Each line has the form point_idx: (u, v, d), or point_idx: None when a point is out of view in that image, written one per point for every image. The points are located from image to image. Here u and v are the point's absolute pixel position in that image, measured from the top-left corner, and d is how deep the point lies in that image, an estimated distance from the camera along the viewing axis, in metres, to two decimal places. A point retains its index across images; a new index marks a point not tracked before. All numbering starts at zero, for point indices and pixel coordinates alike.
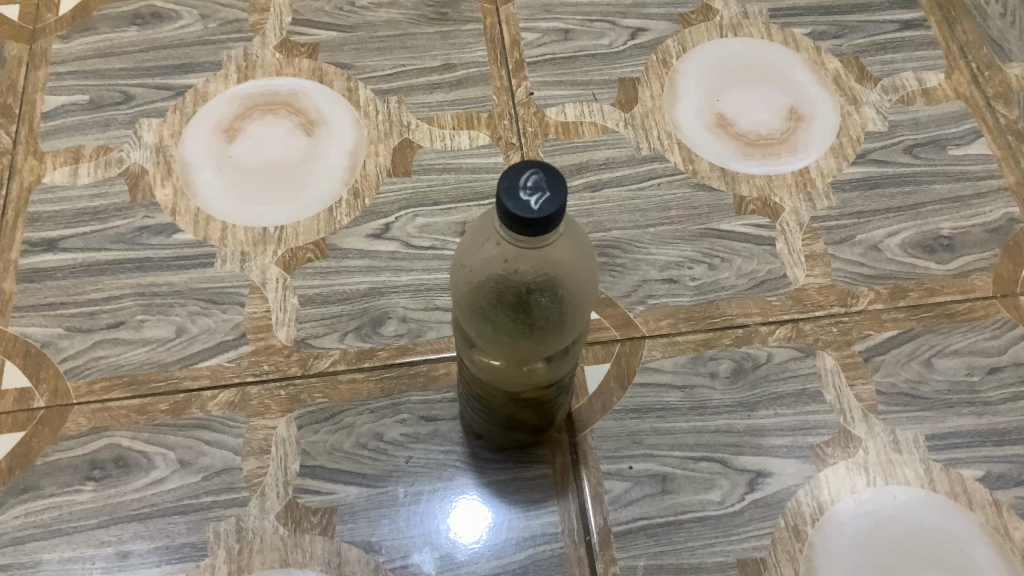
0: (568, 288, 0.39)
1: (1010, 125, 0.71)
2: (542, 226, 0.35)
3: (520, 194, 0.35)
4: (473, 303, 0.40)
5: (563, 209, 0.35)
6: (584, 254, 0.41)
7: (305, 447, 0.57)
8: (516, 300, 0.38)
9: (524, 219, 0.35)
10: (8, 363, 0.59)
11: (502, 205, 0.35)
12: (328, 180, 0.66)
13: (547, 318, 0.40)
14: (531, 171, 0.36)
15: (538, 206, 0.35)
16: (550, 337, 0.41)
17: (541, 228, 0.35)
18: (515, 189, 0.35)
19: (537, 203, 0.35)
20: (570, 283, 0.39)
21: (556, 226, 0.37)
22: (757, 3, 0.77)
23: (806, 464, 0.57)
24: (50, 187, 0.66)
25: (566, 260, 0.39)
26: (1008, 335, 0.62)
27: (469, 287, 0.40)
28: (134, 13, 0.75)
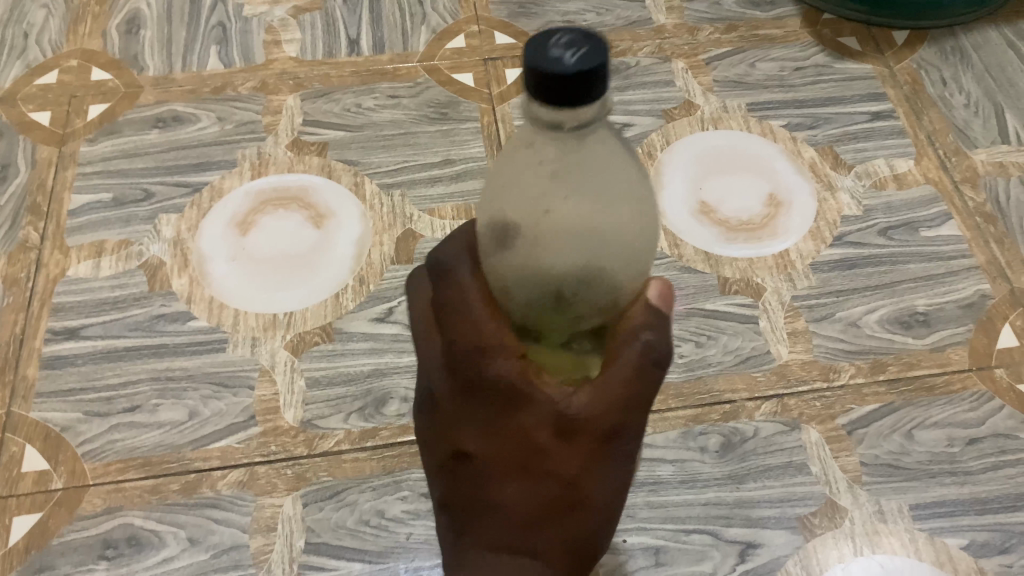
0: (610, 256, 0.33)
1: (978, 207, 0.75)
2: (577, 87, 0.28)
3: (552, 48, 0.28)
4: (503, 277, 0.35)
5: (603, 71, 0.29)
6: (629, 176, 0.33)
7: (310, 524, 0.59)
8: (545, 283, 0.34)
9: (556, 78, 0.28)
10: (29, 447, 0.62)
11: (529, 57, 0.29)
12: (336, 268, 0.70)
13: (586, 299, 0.35)
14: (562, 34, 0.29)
15: (573, 60, 0.28)
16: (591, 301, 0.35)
17: (581, 94, 0.29)
18: (545, 44, 0.29)
19: (570, 58, 0.28)
20: (613, 251, 0.33)
21: (596, 102, 0.30)
22: (736, 98, 0.83)
23: (795, 535, 0.59)
24: (74, 278, 0.70)
25: (604, 185, 0.32)
26: (984, 407, 0.64)
27: (493, 249, 0.34)
28: (157, 117, 0.81)
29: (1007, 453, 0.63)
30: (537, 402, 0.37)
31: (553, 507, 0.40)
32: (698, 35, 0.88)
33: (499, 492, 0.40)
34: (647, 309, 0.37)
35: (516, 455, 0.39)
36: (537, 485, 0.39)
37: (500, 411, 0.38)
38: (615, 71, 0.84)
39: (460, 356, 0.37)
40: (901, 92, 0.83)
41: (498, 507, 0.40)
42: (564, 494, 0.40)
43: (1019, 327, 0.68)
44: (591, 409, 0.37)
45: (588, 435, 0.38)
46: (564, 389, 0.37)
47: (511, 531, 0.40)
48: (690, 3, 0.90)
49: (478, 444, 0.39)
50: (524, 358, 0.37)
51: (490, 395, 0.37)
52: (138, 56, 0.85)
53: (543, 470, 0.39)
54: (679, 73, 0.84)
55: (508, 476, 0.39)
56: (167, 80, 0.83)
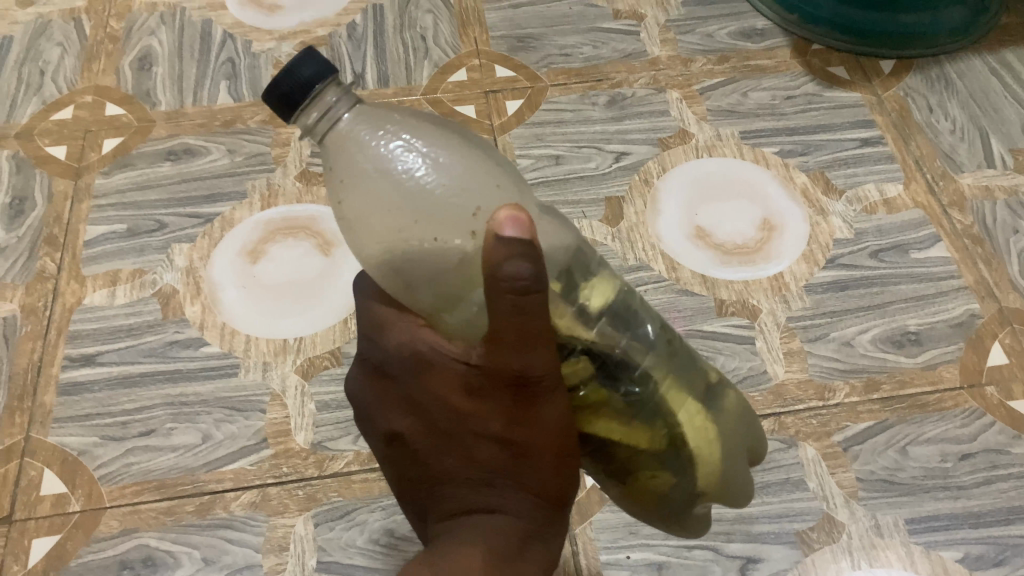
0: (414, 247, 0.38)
1: (966, 230, 0.77)
2: None
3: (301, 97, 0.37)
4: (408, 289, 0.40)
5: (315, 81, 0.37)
6: (454, 142, 0.40)
7: (321, 544, 0.61)
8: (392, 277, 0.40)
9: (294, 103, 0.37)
10: (47, 471, 0.64)
11: None
12: (343, 294, 0.73)
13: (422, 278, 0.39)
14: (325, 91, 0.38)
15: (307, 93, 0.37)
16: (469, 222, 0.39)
17: None
18: None
19: None
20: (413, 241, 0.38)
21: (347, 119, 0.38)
22: (729, 126, 0.86)
23: (793, 549, 0.61)
24: (90, 307, 0.73)
25: (420, 153, 0.39)
26: (976, 423, 0.66)
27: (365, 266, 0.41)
28: (169, 150, 0.83)
29: (998, 468, 0.64)
30: (440, 369, 0.40)
31: (496, 464, 0.42)
32: (692, 66, 0.91)
33: (444, 462, 0.43)
34: (505, 242, 0.33)
35: (441, 423, 0.42)
36: (472, 449, 0.41)
37: (414, 386, 0.42)
38: (612, 102, 0.87)
39: (372, 349, 0.44)
40: (889, 119, 0.86)
41: (448, 474, 0.43)
42: (499, 452, 0.41)
43: (1008, 345, 0.70)
44: (484, 362, 0.38)
45: (496, 390, 0.39)
46: (464, 349, 0.39)
47: (466, 493, 0.43)
48: (684, 35, 0.93)
49: (407, 423, 0.43)
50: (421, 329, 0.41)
51: (400, 371, 0.42)
52: (150, 92, 0.88)
53: (470, 431, 0.41)
54: (674, 103, 0.87)
55: (444, 447, 0.42)
56: (179, 115, 0.86)
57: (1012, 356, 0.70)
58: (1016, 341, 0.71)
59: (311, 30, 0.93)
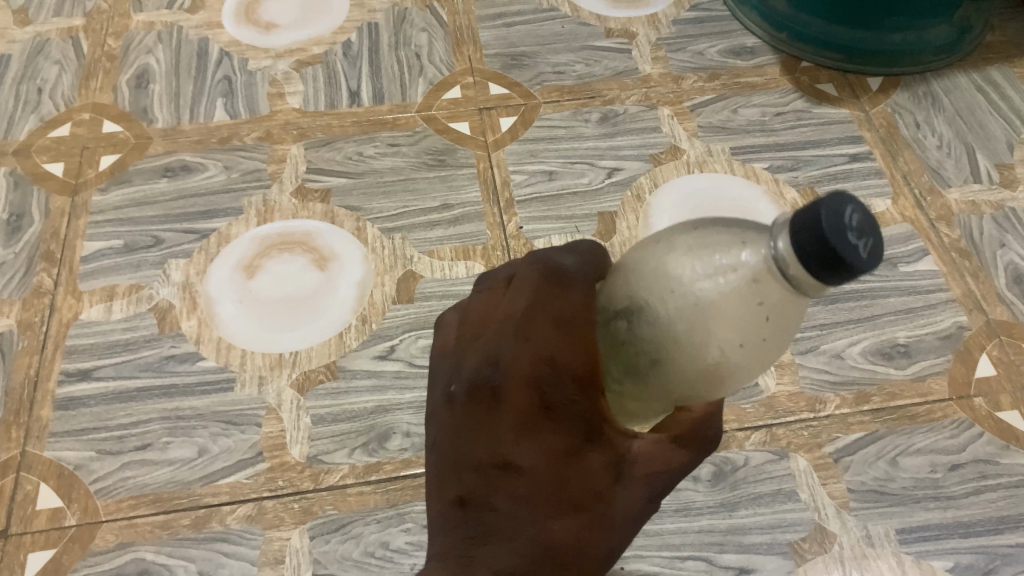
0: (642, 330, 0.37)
1: (953, 243, 0.79)
2: (844, 273, 0.30)
3: (851, 233, 0.29)
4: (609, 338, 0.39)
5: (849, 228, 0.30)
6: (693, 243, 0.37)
7: (317, 557, 0.61)
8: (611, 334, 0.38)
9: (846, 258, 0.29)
10: (42, 485, 0.64)
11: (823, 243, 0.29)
12: (339, 309, 0.73)
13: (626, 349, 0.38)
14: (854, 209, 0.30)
15: (866, 250, 0.30)
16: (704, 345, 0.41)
17: (828, 273, 0.30)
18: (845, 227, 0.29)
19: (864, 250, 0.30)
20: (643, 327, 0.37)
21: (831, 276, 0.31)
22: (720, 143, 0.87)
23: (786, 560, 0.61)
24: (86, 322, 0.73)
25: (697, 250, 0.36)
26: (965, 434, 0.67)
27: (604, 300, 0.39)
28: (165, 167, 0.84)
29: (987, 478, 0.65)
30: (608, 442, 0.38)
31: (581, 556, 0.38)
32: (683, 83, 0.92)
33: (536, 526, 0.38)
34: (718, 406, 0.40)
35: (568, 488, 0.37)
36: (577, 531, 0.38)
37: (567, 439, 0.37)
38: (604, 119, 0.88)
39: (546, 367, 0.37)
40: (877, 135, 0.87)
41: (534, 531, 0.38)
42: (595, 544, 0.38)
43: (996, 356, 0.71)
44: (646, 456, 0.38)
45: (636, 480, 0.38)
46: (629, 435, 0.38)
47: (530, 566, 0.37)
48: (675, 53, 0.95)
49: (535, 463, 0.37)
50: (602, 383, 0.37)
51: (561, 416, 0.37)
52: (147, 109, 0.89)
53: (589, 512, 0.38)
54: (665, 120, 0.89)
55: (555, 509, 0.38)
56: (176, 132, 0.87)
57: (1000, 367, 0.71)
58: (1003, 353, 0.72)
59: (307, 48, 0.95)
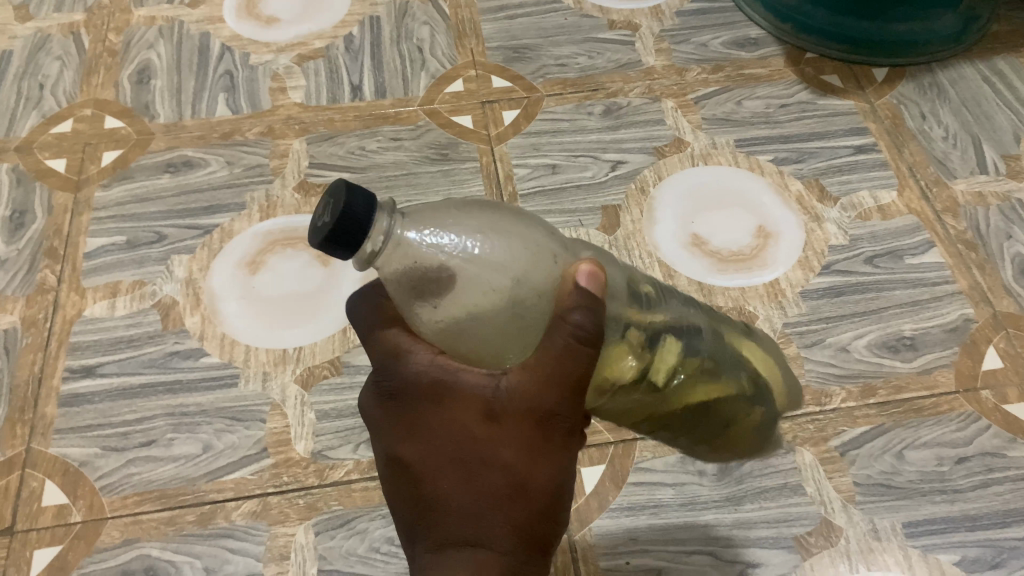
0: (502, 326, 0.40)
1: (959, 235, 0.78)
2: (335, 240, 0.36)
3: (318, 224, 0.37)
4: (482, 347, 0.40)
5: (353, 190, 0.37)
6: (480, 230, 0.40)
7: (322, 553, 0.61)
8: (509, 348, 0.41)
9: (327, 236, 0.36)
10: (48, 482, 0.64)
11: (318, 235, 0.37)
12: (342, 306, 0.73)
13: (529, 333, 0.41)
14: (319, 206, 0.38)
15: (330, 215, 0.36)
16: (469, 305, 0.39)
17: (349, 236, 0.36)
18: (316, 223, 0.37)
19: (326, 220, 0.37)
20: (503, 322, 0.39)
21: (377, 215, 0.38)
22: (724, 135, 0.86)
23: (792, 554, 0.61)
24: (90, 318, 0.73)
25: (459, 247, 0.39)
26: (971, 427, 0.67)
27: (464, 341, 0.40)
28: (168, 162, 0.84)
29: (993, 471, 0.65)
30: (463, 392, 0.41)
31: (495, 495, 0.40)
32: (687, 75, 0.92)
33: (438, 488, 0.41)
34: (579, 292, 0.38)
35: (447, 447, 0.41)
36: (478, 476, 0.40)
37: (428, 406, 0.42)
38: (607, 112, 0.88)
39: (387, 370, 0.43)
40: (882, 126, 0.87)
41: (439, 503, 0.41)
42: (503, 482, 0.40)
43: (1003, 349, 0.71)
44: (515, 389, 0.40)
45: (520, 418, 0.40)
46: (493, 376, 0.41)
47: (455, 523, 0.40)
48: (678, 45, 0.94)
49: (414, 442, 0.42)
50: (442, 356, 0.41)
51: (416, 397, 0.42)
52: (149, 105, 0.89)
53: (479, 457, 0.41)
54: (668, 112, 0.88)
55: (443, 470, 0.41)
56: (178, 127, 0.87)
57: (1006, 360, 0.70)
58: (1009, 345, 0.71)
59: (308, 42, 0.94)
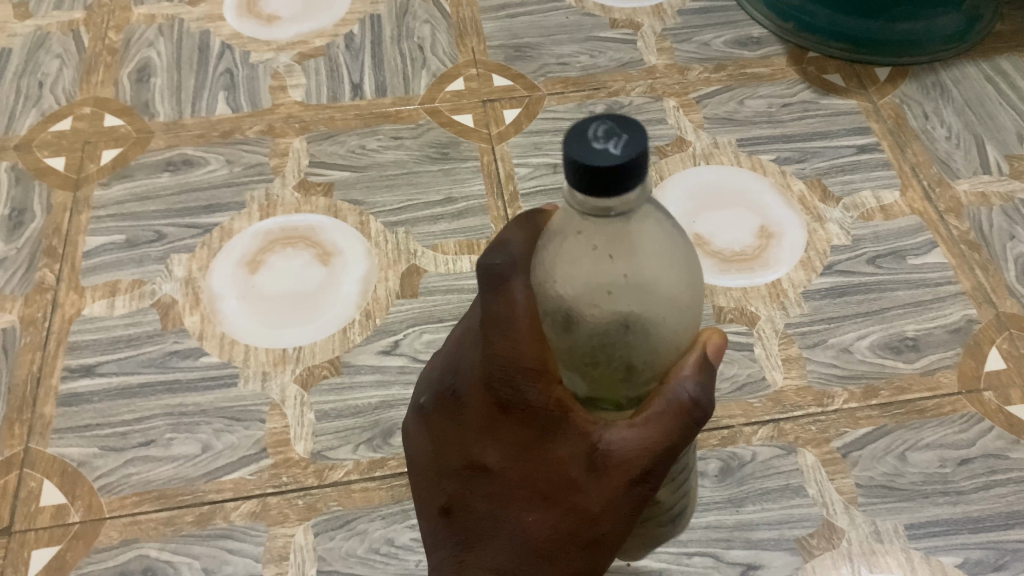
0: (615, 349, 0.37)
1: (962, 235, 0.78)
2: (620, 177, 0.30)
3: (593, 142, 0.30)
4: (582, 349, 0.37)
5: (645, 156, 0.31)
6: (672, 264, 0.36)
7: (321, 553, 0.61)
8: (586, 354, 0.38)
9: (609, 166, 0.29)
10: (46, 482, 0.64)
11: (572, 156, 0.30)
12: (343, 305, 0.73)
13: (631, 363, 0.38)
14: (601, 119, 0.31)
15: (618, 148, 0.30)
16: (600, 268, 0.35)
17: (620, 182, 0.30)
18: (587, 139, 0.30)
19: (615, 148, 0.30)
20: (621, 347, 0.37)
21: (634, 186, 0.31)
22: (726, 134, 0.86)
23: (794, 556, 0.61)
24: (89, 317, 0.73)
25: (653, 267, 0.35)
26: (974, 428, 0.66)
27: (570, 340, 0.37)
28: (167, 161, 0.84)
29: (997, 473, 0.64)
30: (570, 436, 0.39)
31: (573, 538, 0.41)
32: (688, 74, 0.91)
33: (520, 516, 0.42)
34: (695, 361, 0.37)
35: (541, 483, 0.40)
36: (556, 518, 0.41)
37: (532, 439, 0.40)
38: (608, 111, 0.88)
39: (494, 384, 0.39)
40: (885, 126, 0.87)
41: (520, 531, 0.42)
42: (582, 530, 0.41)
43: (1006, 350, 0.71)
44: (622, 447, 0.38)
45: (618, 477, 0.39)
46: (598, 423, 0.38)
47: (529, 553, 0.42)
48: (680, 44, 0.94)
49: (506, 464, 0.41)
50: (560, 388, 0.38)
51: (524, 422, 0.39)
52: (149, 103, 0.88)
53: (569, 500, 0.40)
54: (670, 111, 0.88)
55: (531, 503, 0.41)
56: (177, 126, 0.87)
57: (1010, 361, 0.70)
58: (1013, 346, 0.71)
59: (308, 40, 0.94)
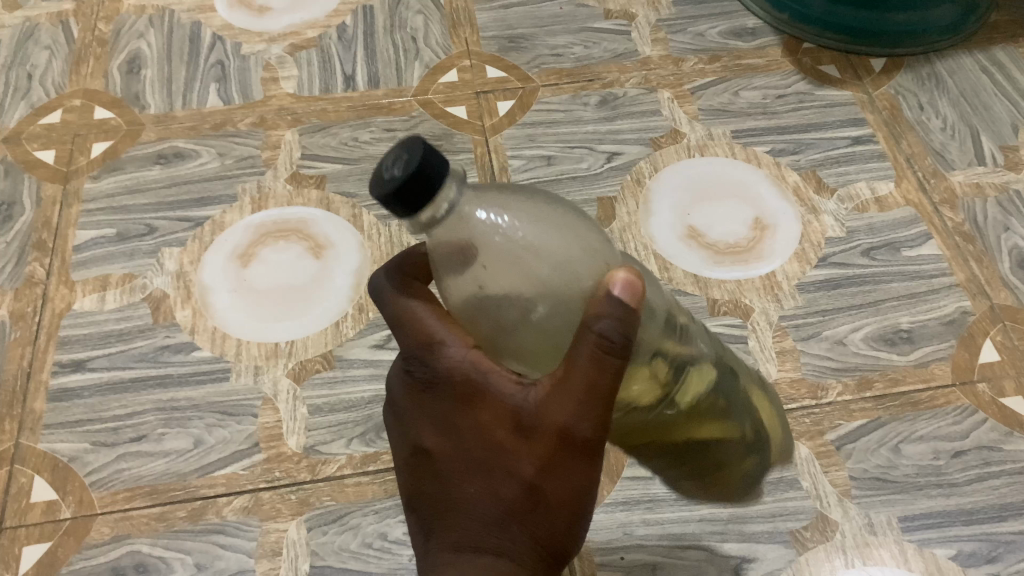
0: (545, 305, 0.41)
1: (956, 227, 0.77)
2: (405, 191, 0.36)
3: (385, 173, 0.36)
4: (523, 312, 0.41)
5: (427, 155, 0.36)
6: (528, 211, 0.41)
7: (314, 548, 0.61)
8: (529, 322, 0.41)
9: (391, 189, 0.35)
10: (37, 478, 0.64)
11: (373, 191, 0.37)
12: (335, 299, 0.72)
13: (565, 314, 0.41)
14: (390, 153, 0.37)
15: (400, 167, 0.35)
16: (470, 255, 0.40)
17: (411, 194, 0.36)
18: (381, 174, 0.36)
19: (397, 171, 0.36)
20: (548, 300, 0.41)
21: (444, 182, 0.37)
22: (721, 125, 0.86)
23: (787, 548, 0.61)
24: (80, 312, 0.72)
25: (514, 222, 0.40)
26: (968, 420, 0.66)
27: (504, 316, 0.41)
28: (158, 154, 0.83)
29: (990, 465, 0.64)
30: (490, 399, 0.42)
31: (516, 508, 0.41)
32: (683, 66, 0.91)
33: (460, 488, 0.43)
34: (609, 301, 0.38)
35: (474, 451, 0.43)
36: (495, 484, 0.42)
37: (460, 407, 0.43)
38: (603, 102, 0.87)
39: (420, 360, 0.44)
40: (880, 117, 0.86)
41: (465, 507, 0.42)
42: (522, 494, 0.41)
43: (1000, 342, 0.70)
44: (542, 400, 0.40)
45: (544, 434, 0.40)
46: (519, 384, 0.41)
47: (476, 528, 0.42)
48: (675, 35, 0.93)
49: (444, 440, 0.44)
50: (475, 353, 0.43)
51: (450, 394, 0.43)
52: (139, 95, 0.88)
53: (502, 466, 0.42)
54: (665, 103, 0.87)
55: (470, 474, 0.43)
56: (169, 118, 0.86)
57: (1003, 353, 0.70)
58: (1007, 338, 0.71)
59: (300, 31, 0.93)
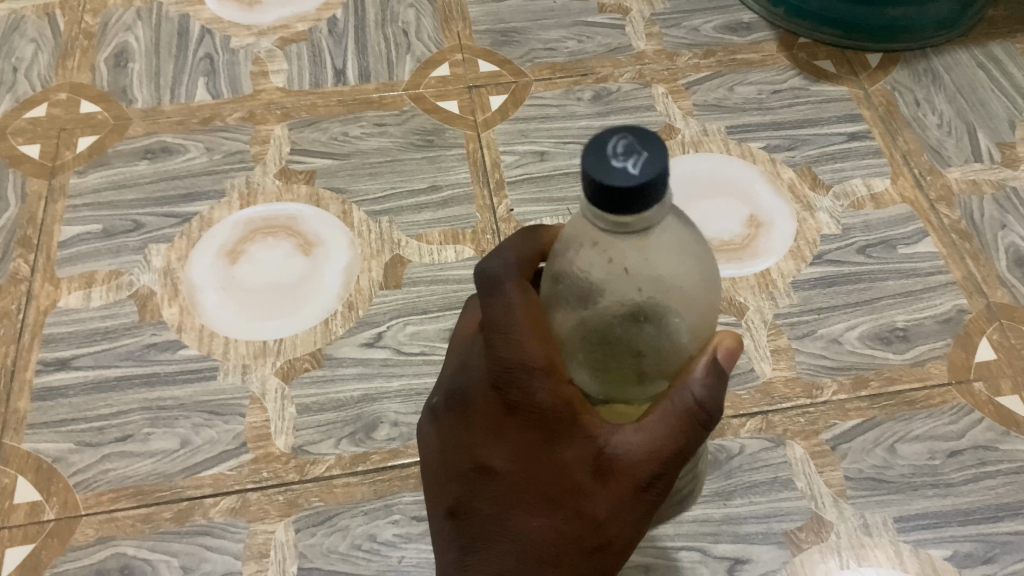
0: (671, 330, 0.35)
1: (953, 225, 0.77)
2: (641, 196, 0.30)
3: (612, 160, 0.30)
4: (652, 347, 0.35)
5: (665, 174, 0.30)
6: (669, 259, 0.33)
7: (302, 550, 0.60)
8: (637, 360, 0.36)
9: (627, 187, 0.29)
10: (20, 478, 0.63)
11: (591, 174, 0.30)
12: (325, 297, 0.71)
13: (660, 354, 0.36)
14: (618, 136, 0.30)
15: (638, 168, 0.29)
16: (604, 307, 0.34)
17: (640, 201, 0.30)
18: (605, 156, 0.30)
19: (633, 167, 0.30)
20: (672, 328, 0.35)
21: (657, 205, 0.31)
22: (715, 121, 0.85)
23: (782, 550, 0.60)
24: (65, 309, 0.71)
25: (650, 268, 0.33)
26: (964, 420, 0.66)
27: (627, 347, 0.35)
28: (145, 148, 0.82)
29: (986, 465, 0.64)
30: (577, 438, 0.38)
31: (575, 546, 0.39)
32: (678, 60, 0.90)
33: (518, 517, 0.40)
34: (711, 367, 0.35)
35: (544, 485, 0.39)
36: (559, 520, 0.39)
37: (539, 440, 0.39)
38: (597, 97, 0.86)
39: (507, 377, 0.38)
40: (876, 113, 0.85)
41: (519, 536, 0.40)
42: (586, 535, 0.39)
43: (996, 340, 0.70)
44: (633, 451, 0.37)
45: (625, 480, 0.38)
46: (607, 425, 0.37)
47: (527, 562, 0.40)
48: (669, 29, 0.92)
49: (510, 466, 0.40)
50: (571, 387, 0.37)
51: (533, 421, 0.38)
52: (127, 89, 0.86)
53: (572, 504, 0.39)
54: (659, 98, 0.86)
55: (534, 507, 0.39)
56: (156, 112, 0.85)
57: (1000, 351, 0.69)
58: (1003, 336, 0.70)
59: (290, 25, 0.92)
